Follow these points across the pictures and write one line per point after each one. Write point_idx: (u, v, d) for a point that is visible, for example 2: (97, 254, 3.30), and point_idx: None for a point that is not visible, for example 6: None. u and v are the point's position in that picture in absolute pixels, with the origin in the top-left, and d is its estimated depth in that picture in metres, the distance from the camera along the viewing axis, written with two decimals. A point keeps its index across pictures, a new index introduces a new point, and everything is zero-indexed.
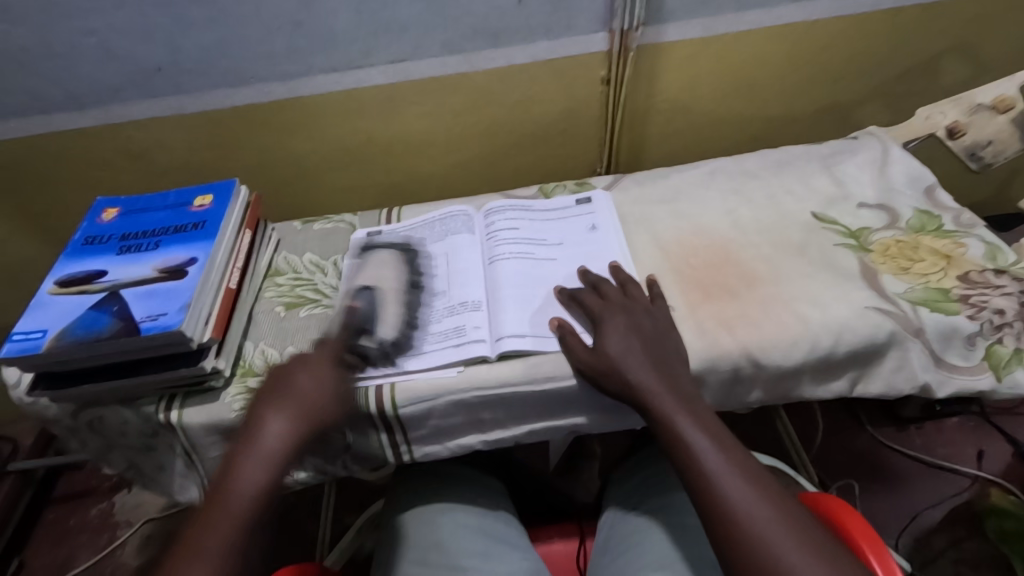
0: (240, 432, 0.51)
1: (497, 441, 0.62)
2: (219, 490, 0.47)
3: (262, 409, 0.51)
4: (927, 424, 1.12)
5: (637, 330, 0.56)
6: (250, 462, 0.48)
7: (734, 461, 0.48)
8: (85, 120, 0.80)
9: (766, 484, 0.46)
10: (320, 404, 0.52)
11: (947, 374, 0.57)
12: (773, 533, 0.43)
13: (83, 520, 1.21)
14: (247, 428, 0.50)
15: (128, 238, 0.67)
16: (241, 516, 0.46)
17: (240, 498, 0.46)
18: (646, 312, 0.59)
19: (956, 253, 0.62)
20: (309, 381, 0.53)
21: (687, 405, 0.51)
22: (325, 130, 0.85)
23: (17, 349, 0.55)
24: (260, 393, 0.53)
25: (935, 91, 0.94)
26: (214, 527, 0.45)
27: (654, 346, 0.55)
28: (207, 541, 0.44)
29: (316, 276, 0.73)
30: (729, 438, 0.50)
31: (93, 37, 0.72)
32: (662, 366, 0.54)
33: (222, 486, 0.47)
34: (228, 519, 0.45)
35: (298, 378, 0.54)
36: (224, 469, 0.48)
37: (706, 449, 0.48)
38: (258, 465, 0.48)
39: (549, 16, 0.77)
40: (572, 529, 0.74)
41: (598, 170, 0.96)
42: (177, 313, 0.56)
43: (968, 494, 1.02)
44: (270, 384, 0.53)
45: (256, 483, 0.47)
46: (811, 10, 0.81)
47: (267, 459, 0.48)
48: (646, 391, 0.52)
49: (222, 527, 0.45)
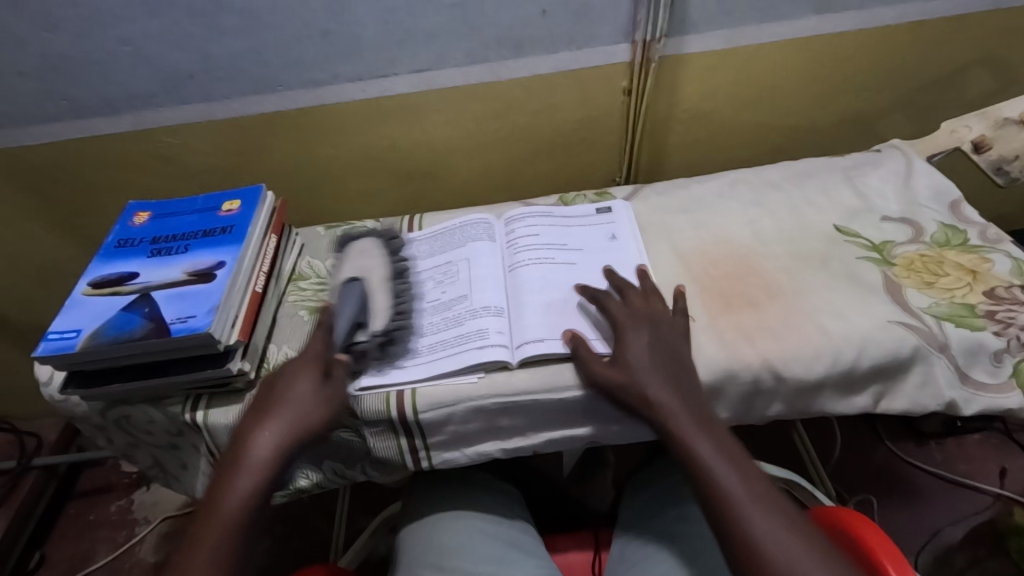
0: (256, 408, 0.56)
1: (515, 447, 0.62)
2: (211, 503, 0.50)
3: (254, 418, 0.55)
4: (947, 439, 1.10)
5: (655, 341, 0.57)
6: (239, 475, 0.51)
7: (755, 488, 0.47)
8: (117, 125, 0.82)
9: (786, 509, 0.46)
10: (315, 396, 0.56)
11: (973, 392, 0.56)
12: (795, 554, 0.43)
13: (102, 515, 1.24)
14: (239, 442, 0.53)
15: (159, 241, 0.68)
16: (260, 475, 0.51)
17: (229, 511, 0.49)
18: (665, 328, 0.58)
19: (982, 268, 0.62)
20: (306, 384, 0.56)
21: (703, 424, 0.51)
22: (349, 137, 0.86)
23: (52, 347, 0.56)
24: (251, 408, 0.56)
25: (960, 104, 0.93)
26: (232, 489, 0.50)
27: (665, 365, 0.55)
28: (223, 508, 0.49)
29: (339, 281, 0.74)
30: (746, 458, 0.50)
31: (128, 45, 0.74)
32: (680, 385, 0.54)
33: (242, 452, 0.52)
34: (244, 483, 0.51)
35: (292, 382, 0.56)
36: (224, 468, 0.52)
37: (726, 475, 0.48)
38: (277, 430, 0.54)
39: (573, 27, 0.77)
40: (588, 537, 0.74)
41: (618, 178, 0.96)
42: (206, 316, 0.57)
43: (989, 513, 1.00)
44: (263, 397, 0.56)
45: (271, 449, 0.53)
46: (835, 22, 0.81)
47: (290, 426, 0.54)
48: (664, 410, 0.52)
49: (243, 485, 0.50)
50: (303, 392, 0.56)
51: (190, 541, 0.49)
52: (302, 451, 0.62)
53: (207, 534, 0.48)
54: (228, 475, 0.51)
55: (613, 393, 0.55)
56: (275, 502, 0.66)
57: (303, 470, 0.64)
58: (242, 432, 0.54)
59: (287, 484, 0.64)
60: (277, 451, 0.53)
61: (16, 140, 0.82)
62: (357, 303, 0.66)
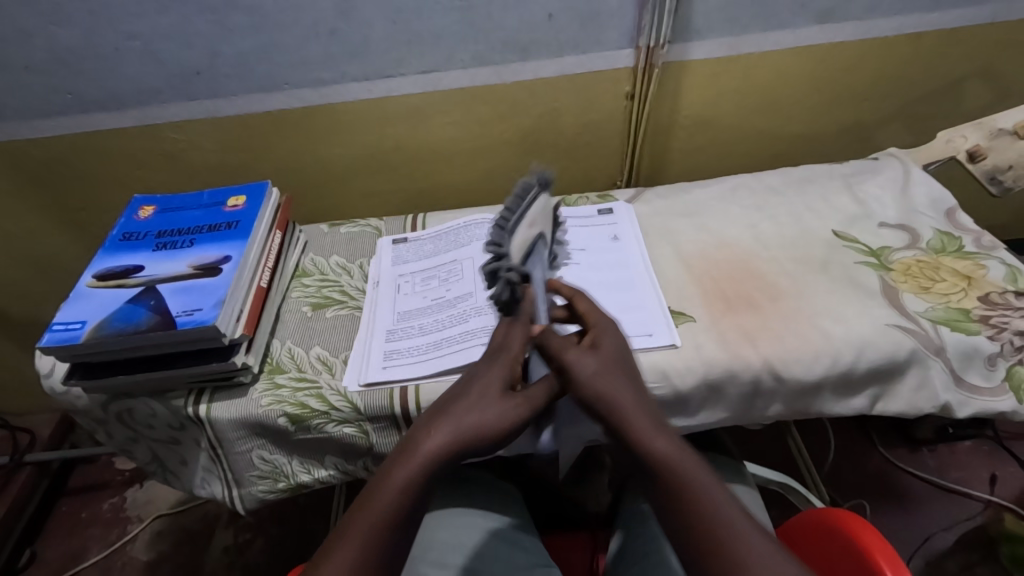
0: (440, 402, 0.47)
1: (517, 444, 0.63)
2: (362, 499, 0.42)
3: (447, 404, 0.46)
4: (940, 446, 1.12)
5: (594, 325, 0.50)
6: (395, 478, 0.42)
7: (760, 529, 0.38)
8: (123, 120, 0.82)
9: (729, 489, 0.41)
10: (498, 407, 0.45)
11: (968, 394, 0.57)
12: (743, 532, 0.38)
13: (95, 513, 1.23)
14: (413, 433, 0.45)
15: (164, 235, 0.68)
16: (416, 485, 0.42)
17: (377, 517, 0.40)
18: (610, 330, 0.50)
19: (976, 274, 0.63)
20: (504, 369, 0.48)
21: (637, 399, 0.44)
22: (354, 136, 0.87)
23: (57, 338, 0.56)
24: (445, 392, 0.48)
25: (956, 115, 0.95)
26: (381, 495, 0.41)
27: (610, 346, 0.48)
28: (371, 509, 0.41)
29: (342, 278, 0.75)
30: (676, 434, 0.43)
31: (136, 40, 0.74)
32: (647, 398, 0.45)
33: (405, 452, 0.43)
34: (402, 488, 0.42)
35: (493, 366, 0.48)
36: (392, 458, 0.43)
37: (731, 515, 0.39)
38: (447, 429, 0.44)
39: (578, 32, 0.79)
40: (585, 539, 0.75)
41: (619, 182, 0.97)
42: (212, 309, 0.58)
43: (981, 519, 1.01)
44: (451, 395, 0.47)
45: (435, 454, 0.43)
46: (836, 32, 0.82)
47: (463, 427, 0.44)
48: (592, 382, 0.45)
49: (399, 489, 0.41)
50: (487, 394, 0.46)
51: (334, 536, 0.41)
52: (303, 446, 0.62)
53: (340, 542, 0.40)
54: (382, 478, 0.42)
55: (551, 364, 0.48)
56: (276, 497, 0.66)
57: (305, 465, 0.64)
58: (409, 429, 0.45)
59: (289, 480, 0.64)
60: (454, 453, 0.44)
61: (21, 133, 0.82)
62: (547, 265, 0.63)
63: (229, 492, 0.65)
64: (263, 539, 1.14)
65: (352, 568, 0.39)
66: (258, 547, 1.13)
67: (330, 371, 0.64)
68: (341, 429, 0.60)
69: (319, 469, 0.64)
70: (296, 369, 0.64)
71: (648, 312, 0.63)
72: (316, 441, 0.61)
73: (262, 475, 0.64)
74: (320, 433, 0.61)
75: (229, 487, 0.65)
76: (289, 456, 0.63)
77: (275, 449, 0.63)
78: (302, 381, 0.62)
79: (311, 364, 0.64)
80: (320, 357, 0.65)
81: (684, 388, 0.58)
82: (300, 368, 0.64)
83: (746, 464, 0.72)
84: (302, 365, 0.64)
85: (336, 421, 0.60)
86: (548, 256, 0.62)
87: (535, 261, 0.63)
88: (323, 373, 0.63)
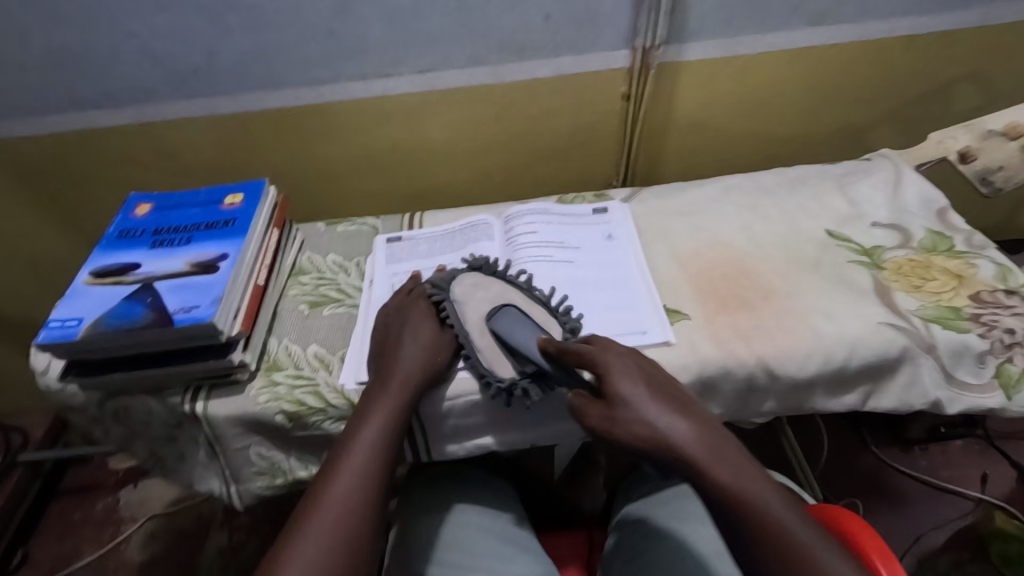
0: (388, 342, 0.60)
1: (513, 441, 0.62)
2: (355, 423, 0.54)
3: (371, 398, 0.56)
4: (931, 445, 1.13)
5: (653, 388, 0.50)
6: (381, 401, 0.55)
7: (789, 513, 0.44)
8: (119, 119, 0.82)
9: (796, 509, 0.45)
10: (439, 337, 0.60)
11: (958, 392, 0.58)
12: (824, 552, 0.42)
13: (88, 514, 1.22)
14: (382, 369, 0.58)
15: (161, 233, 0.68)
16: (378, 440, 0.53)
17: (375, 432, 0.53)
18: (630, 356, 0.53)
19: (967, 273, 0.64)
20: (414, 357, 0.58)
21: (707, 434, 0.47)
22: (351, 135, 0.87)
23: (53, 335, 0.56)
24: (385, 335, 0.62)
25: (946, 117, 0.96)
26: (338, 479, 0.50)
27: (661, 387, 0.50)
28: (366, 428, 0.53)
29: (339, 276, 0.75)
30: (748, 462, 0.46)
31: (134, 39, 0.74)
32: (685, 408, 0.49)
33: (380, 382, 0.57)
34: (357, 464, 0.51)
35: (399, 354, 0.58)
36: (370, 392, 0.56)
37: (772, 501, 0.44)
38: (410, 357, 0.58)
39: (574, 33, 0.79)
40: (581, 539, 0.75)
41: (614, 182, 0.97)
42: (210, 306, 0.58)
43: (972, 518, 1.02)
44: (391, 337, 0.61)
45: (376, 437, 0.53)
46: (829, 34, 0.83)
47: (425, 356, 0.58)
48: (672, 436, 0.46)
49: (352, 468, 0.51)
50: (424, 332, 0.60)
51: (337, 452, 0.52)
52: (300, 444, 0.63)
53: (314, 516, 0.48)
54: (336, 466, 0.51)
55: (614, 436, 0.48)
56: (273, 494, 0.66)
57: (303, 461, 0.64)
58: (377, 370, 0.59)
59: (287, 477, 0.64)
60: (389, 433, 0.54)
61: (16, 131, 0.82)
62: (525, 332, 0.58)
63: (227, 488, 0.65)
64: (257, 539, 1.14)
65: (334, 528, 0.47)
66: (252, 547, 1.13)
67: (328, 369, 0.64)
68: (339, 426, 0.61)
69: (317, 466, 0.64)
70: (293, 367, 0.64)
71: (642, 312, 0.64)
72: (313, 438, 0.62)
73: (260, 471, 0.64)
74: (318, 430, 0.61)
75: (227, 483, 0.65)
76: (288, 452, 0.63)
77: (273, 446, 0.63)
78: (299, 378, 0.63)
79: (308, 362, 0.64)
80: (317, 355, 0.65)
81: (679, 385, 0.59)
82: (298, 366, 0.64)
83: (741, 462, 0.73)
84: (299, 363, 0.64)
85: (333, 419, 0.61)
86: (514, 319, 0.60)
87: (506, 334, 0.59)
88: (320, 370, 0.64)
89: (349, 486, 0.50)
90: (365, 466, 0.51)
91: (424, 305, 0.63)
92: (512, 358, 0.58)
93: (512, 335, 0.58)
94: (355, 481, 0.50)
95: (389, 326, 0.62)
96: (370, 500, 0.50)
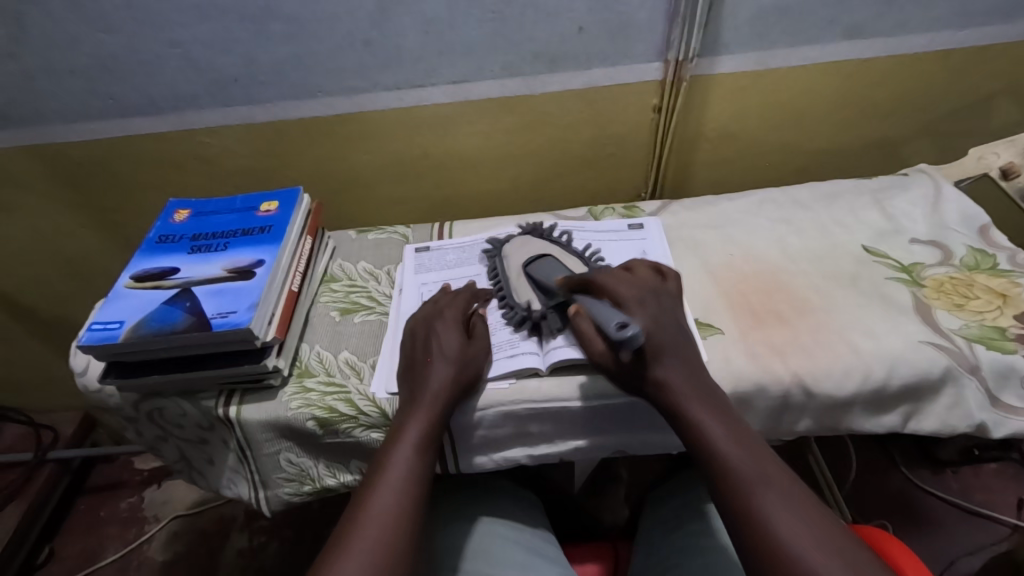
0: (416, 351, 0.61)
1: (541, 453, 0.62)
2: (391, 436, 0.55)
3: (405, 415, 0.56)
4: (964, 468, 1.09)
5: (650, 305, 0.57)
6: (416, 412, 0.56)
7: (747, 448, 0.49)
8: (160, 125, 0.84)
9: (791, 501, 0.45)
10: (467, 345, 0.60)
11: (1004, 414, 0.56)
12: (763, 503, 0.45)
13: (113, 511, 1.24)
14: (413, 380, 0.58)
15: (199, 238, 0.70)
16: (414, 450, 0.54)
17: (410, 443, 0.54)
18: (653, 291, 0.59)
19: (1012, 292, 0.62)
20: (443, 374, 0.57)
21: (722, 415, 0.51)
22: (384, 145, 0.88)
23: (95, 337, 0.58)
24: (412, 344, 0.62)
25: (985, 133, 0.94)
26: (377, 496, 0.51)
27: (671, 332, 0.56)
28: (403, 439, 0.54)
29: (370, 284, 0.76)
30: (726, 407, 0.52)
31: (177, 48, 0.76)
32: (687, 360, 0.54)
33: (414, 394, 0.57)
34: (396, 479, 0.52)
35: (429, 370, 0.58)
36: (405, 404, 0.57)
37: (721, 437, 0.49)
38: (440, 368, 0.58)
39: (608, 44, 0.79)
40: (606, 550, 0.74)
41: (643, 194, 0.97)
42: (247, 311, 0.59)
43: (1008, 544, 0.98)
44: (419, 346, 0.61)
45: (413, 454, 0.53)
46: (865, 48, 0.83)
47: (453, 364, 0.58)
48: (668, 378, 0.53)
49: (391, 485, 0.52)
50: (452, 340, 0.60)
51: (375, 466, 0.54)
52: (330, 450, 0.63)
53: (356, 532, 0.49)
54: (374, 483, 0.52)
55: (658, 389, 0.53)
56: (301, 500, 0.66)
57: (331, 469, 0.64)
58: (408, 382, 0.59)
59: (315, 483, 0.64)
60: (423, 449, 0.54)
61: (62, 137, 0.85)
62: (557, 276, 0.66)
63: (255, 494, 0.66)
64: (278, 542, 1.14)
65: (376, 544, 0.48)
66: (272, 551, 1.13)
67: (359, 376, 0.64)
68: (369, 434, 0.61)
69: (345, 473, 0.64)
70: (324, 373, 0.64)
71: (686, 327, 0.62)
72: (343, 445, 0.62)
73: (288, 477, 0.64)
74: (348, 438, 0.61)
75: (255, 489, 0.66)
76: (316, 459, 0.64)
77: (303, 452, 0.63)
78: (331, 385, 0.63)
79: (339, 369, 0.65)
80: (348, 361, 0.66)
81: None
82: (329, 372, 0.64)
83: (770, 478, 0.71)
84: (330, 369, 0.65)
85: (364, 426, 0.61)
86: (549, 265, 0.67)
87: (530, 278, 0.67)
88: (351, 377, 0.64)
89: (389, 499, 0.51)
90: (404, 478, 0.52)
91: (451, 317, 0.63)
92: (547, 287, 0.64)
93: (552, 273, 0.65)
94: (394, 494, 0.51)
95: (417, 338, 0.62)
96: (411, 512, 0.51)
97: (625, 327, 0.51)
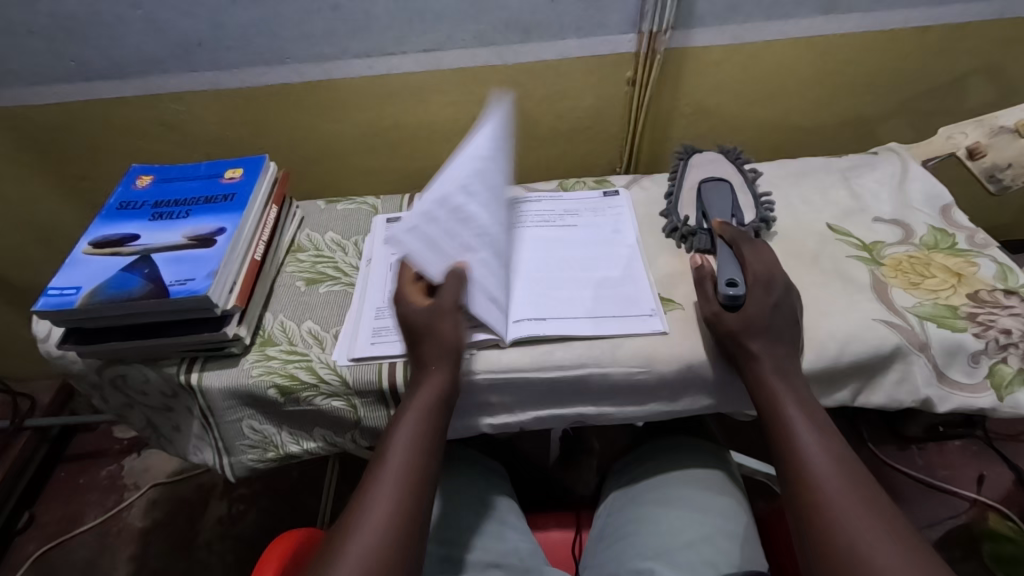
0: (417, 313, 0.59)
1: (502, 423, 0.63)
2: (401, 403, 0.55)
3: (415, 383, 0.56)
4: (928, 444, 1.12)
5: (776, 289, 0.57)
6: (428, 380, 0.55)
7: (829, 448, 0.50)
8: (125, 90, 0.82)
9: (831, 444, 0.50)
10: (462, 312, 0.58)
11: (949, 390, 0.58)
12: (834, 500, 0.46)
13: (93, 479, 1.25)
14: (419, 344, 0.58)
15: (161, 205, 0.69)
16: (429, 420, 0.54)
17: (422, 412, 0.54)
18: (782, 285, 0.58)
19: (967, 272, 0.63)
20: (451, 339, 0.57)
21: (807, 410, 0.52)
22: (356, 113, 0.87)
23: (51, 303, 0.57)
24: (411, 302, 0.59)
25: (960, 113, 0.94)
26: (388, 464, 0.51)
27: (769, 272, 0.58)
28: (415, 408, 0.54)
29: (337, 254, 0.75)
30: (817, 408, 0.53)
31: (138, 9, 0.74)
32: (777, 332, 0.55)
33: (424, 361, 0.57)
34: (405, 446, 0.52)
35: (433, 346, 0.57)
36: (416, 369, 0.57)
37: (809, 441, 0.50)
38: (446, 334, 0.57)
39: (580, 14, 0.78)
40: (568, 518, 0.75)
41: (619, 168, 0.96)
42: (205, 279, 0.58)
43: (965, 518, 1.01)
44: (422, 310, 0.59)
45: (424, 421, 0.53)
46: (841, 23, 0.82)
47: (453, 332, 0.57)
48: (723, 323, 0.56)
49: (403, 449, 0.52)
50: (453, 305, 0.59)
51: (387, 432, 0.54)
52: (292, 418, 0.63)
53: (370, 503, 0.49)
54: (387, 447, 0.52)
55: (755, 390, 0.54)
56: (265, 467, 0.67)
57: (294, 436, 0.65)
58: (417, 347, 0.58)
59: (278, 450, 0.65)
60: (432, 422, 0.54)
61: (23, 100, 0.83)
62: (726, 201, 0.70)
63: (220, 460, 0.66)
64: (256, 510, 1.16)
65: (387, 510, 0.48)
66: (251, 518, 1.15)
67: (321, 345, 0.64)
68: (330, 402, 0.61)
69: (308, 440, 0.65)
70: (287, 342, 0.64)
71: (648, 317, 0.62)
72: (305, 413, 0.62)
73: (252, 444, 0.65)
74: (309, 406, 0.62)
75: (220, 455, 0.66)
76: (279, 426, 0.64)
77: (265, 419, 0.64)
78: (293, 354, 0.63)
79: (302, 338, 0.65)
80: (311, 331, 0.66)
81: (667, 374, 0.60)
82: (292, 341, 0.65)
83: (729, 450, 0.73)
84: (293, 338, 0.65)
85: (325, 395, 0.61)
86: (721, 189, 0.71)
87: (704, 199, 0.70)
88: (313, 346, 0.64)
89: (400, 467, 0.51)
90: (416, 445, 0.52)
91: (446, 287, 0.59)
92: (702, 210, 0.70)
93: (712, 200, 0.70)
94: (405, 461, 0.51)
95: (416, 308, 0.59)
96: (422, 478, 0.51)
97: (733, 286, 0.57)
